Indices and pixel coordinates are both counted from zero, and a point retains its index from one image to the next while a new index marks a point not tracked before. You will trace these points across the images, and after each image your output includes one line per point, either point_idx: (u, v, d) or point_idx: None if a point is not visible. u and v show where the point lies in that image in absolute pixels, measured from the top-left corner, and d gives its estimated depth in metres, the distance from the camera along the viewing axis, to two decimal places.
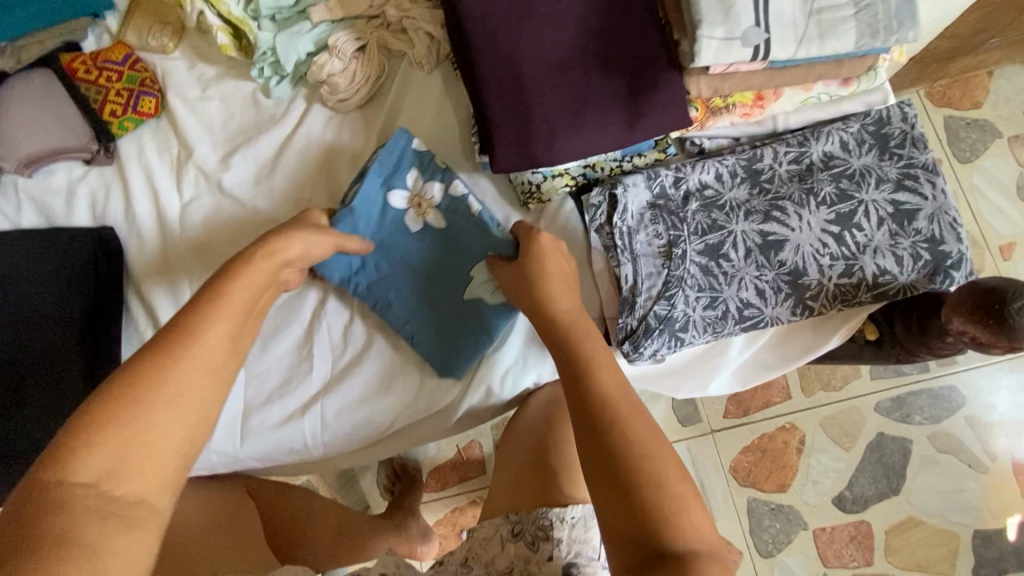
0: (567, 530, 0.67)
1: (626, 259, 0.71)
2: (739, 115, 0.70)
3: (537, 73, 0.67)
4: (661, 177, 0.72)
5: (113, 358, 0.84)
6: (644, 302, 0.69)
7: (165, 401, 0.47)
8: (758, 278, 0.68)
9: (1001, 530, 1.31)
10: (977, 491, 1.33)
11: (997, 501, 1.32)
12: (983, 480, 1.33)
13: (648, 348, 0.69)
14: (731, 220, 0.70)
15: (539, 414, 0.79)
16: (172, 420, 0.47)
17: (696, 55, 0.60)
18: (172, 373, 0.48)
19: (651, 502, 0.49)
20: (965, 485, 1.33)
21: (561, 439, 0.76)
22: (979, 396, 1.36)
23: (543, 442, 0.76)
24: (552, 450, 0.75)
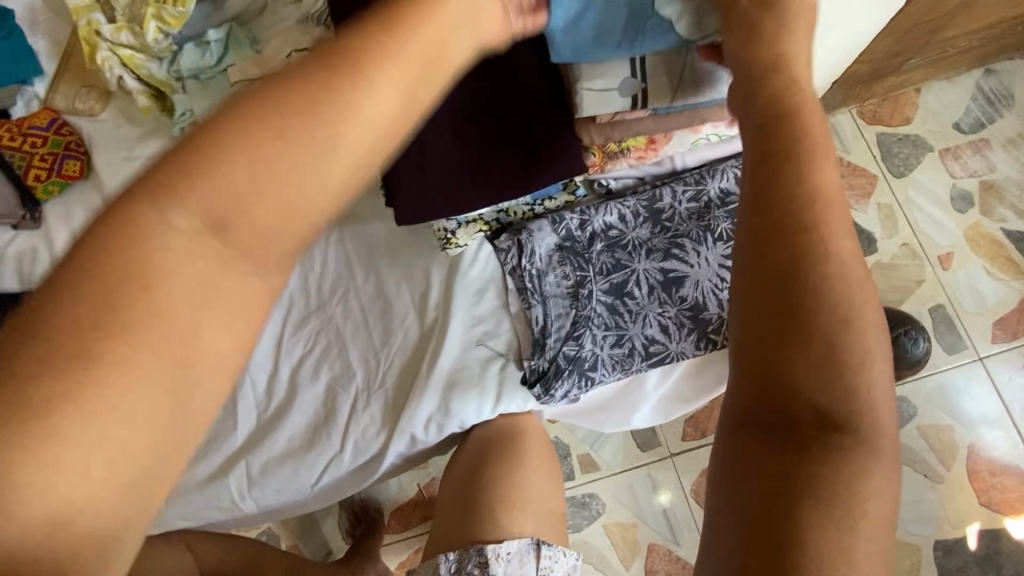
0: (503, 566, 0.71)
1: (536, 301, 0.73)
2: (635, 158, 0.72)
3: (433, 130, 0.70)
4: (566, 221, 0.74)
5: None
6: (554, 343, 0.70)
7: (118, 373, 0.29)
8: (661, 315, 0.69)
9: (962, 540, 1.21)
10: (936, 501, 1.24)
11: (956, 509, 1.23)
12: (940, 490, 1.24)
13: (559, 389, 0.70)
14: (634, 259, 0.72)
15: (475, 451, 0.81)
16: (116, 392, 0.29)
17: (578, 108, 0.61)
18: None
19: (819, 490, 0.38)
20: (923, 496, 1.24)
21: (495, 475, 0.79)
22: (931, 403, 1.28)
23: (479, 480, 0.79)
24: (489, 487, 0.78)
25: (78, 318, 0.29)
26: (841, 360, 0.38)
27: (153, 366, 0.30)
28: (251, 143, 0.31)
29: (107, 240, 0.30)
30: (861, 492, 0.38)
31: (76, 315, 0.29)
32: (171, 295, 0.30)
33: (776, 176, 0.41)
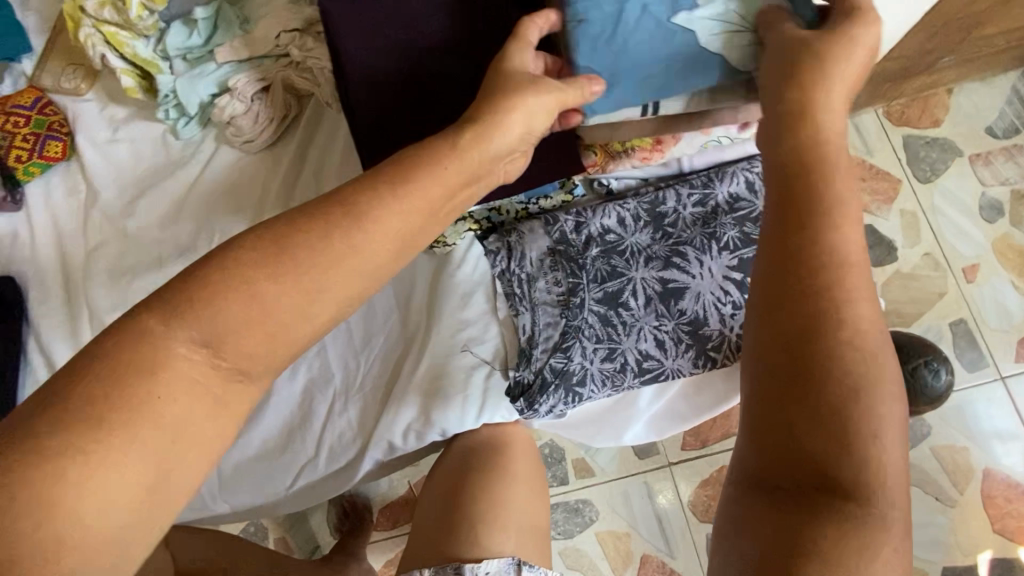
0: None
1: (524, 308, 0.68)
2: (639, 159, 0.67)
3: (423, 119, 0.65)
4: (561, 223, 0.70)
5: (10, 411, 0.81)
6: (540, 354, 0.66)
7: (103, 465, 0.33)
8: (658, 329, 0.64)
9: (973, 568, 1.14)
10: (946, 525, 1.17)
11: (968, 535, 1.16)
12: (951, 514, 1.17)
13: (543, 404, 0.65)
14: (631, 267, 0.66)
15: (458, 461, 0.75)
16: (100, 491, 0.33)
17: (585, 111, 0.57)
18: None
19: (820, 546, 0.40)
20: (930, 519, 1.17)
21: (477, 486, 0.72)
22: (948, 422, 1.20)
23: (458, 490, 0.72)
24: (470, 498, 0.71)
25: (76, 416, 0.33)
26: (851, 432, 0.40)
27: (135, 466, 0.34)
28: (258, 291, 0.38)
29: (113, 346, 0.36)
30: (866, 539, 0.40)
31: (76, 409, 0.34)
32: (163, 412, 0.36)
33: (811, 240, 0.43)
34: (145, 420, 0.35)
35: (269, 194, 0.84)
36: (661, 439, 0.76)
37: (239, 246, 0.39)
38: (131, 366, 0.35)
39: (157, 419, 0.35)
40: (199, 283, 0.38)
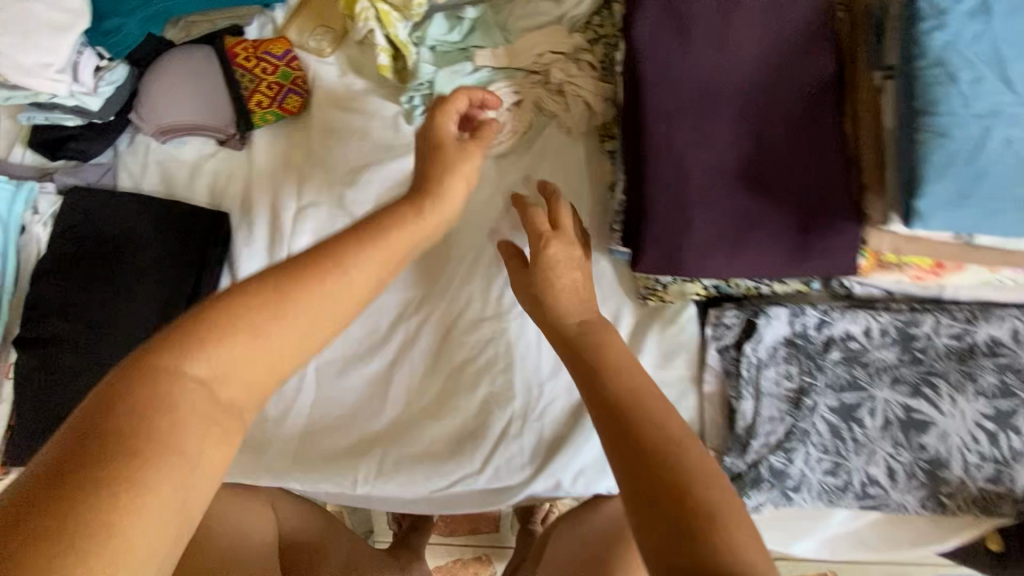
0: None
1: (748, 393, 0.66)
2: (910, 276, 0.65)
3: (707, 182, 0.64)
4: (805, 316, 0.67)
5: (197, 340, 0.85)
6: (759, 447, 0.64)
7: (157, 468, 0.36)
8: (893, 457, 0.62)
9: None
10: None
11: None
12: None
13: (752, 499, 0.63)
14: (873, 384, 0.64)
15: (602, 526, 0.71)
16: (147, 521, 0.35)
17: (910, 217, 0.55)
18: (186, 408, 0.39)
19: None
20: None
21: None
22: None
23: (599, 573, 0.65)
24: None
25: (95, 439, 0.35)
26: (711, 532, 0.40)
27: (168, 480, 0.36)
28: (265, 329, 0.42)
29: (135, 384, 0.38)
30: None
31: (94, 421, 0.36)
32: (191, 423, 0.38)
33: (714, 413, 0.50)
34: (183, 446, 0.37)
35: (489, 201, 0.85)
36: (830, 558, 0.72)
37: (197, 320, 0.42)
38: (149, 396, 0.38)
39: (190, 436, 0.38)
40: (196, 337, 0.41)
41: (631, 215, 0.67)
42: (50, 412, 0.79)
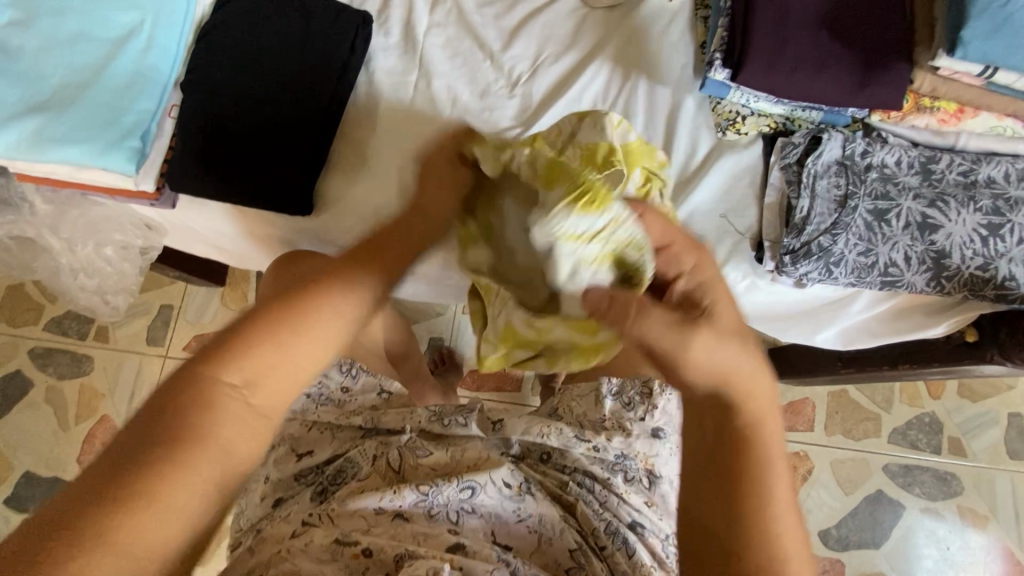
0: (661, 402, 0.81)
1: (806, 195, 0.83)
2: (937, 119, 0.85)
3: (798, 23, 0.82)
4: (855, 144, 0.85)
5: (330, 109, 0.91)
6: (812, 231, 0.82)
7: (122, 538, 0.42)
8: (910, 247, 0.81)
9: None
10: (933, 557, 1.42)
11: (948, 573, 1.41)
12: (940, 551, 1.42)
13: (802, 267, 0.81)
14: (900, 197, 0.83)
15: None
16: (181, 493, 0.45)
17: (956, 48, 0.73)
18: (261, 354, 0.52)
19: None
20: (922, 550, 1.42)
21: None
22: (967, 487, 1.45)
23: None
24: None
25: (139, 461, 0.45)
26: None
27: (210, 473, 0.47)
28: (290, 343, 0.53)
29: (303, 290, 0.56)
30: None
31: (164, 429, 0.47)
32: (182, 501, 0.45)
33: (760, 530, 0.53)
34: (164, 498, 0.45)
35: (603, 44, 0.97)
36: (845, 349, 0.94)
37: (161, 451, 0.46)
38: (252, 345, 0.52)
39: (273, 386, 0.52)
40: (229, 345, 0.51)
41: (737, 45, 0.83)
42: (213, 148, 0.86)
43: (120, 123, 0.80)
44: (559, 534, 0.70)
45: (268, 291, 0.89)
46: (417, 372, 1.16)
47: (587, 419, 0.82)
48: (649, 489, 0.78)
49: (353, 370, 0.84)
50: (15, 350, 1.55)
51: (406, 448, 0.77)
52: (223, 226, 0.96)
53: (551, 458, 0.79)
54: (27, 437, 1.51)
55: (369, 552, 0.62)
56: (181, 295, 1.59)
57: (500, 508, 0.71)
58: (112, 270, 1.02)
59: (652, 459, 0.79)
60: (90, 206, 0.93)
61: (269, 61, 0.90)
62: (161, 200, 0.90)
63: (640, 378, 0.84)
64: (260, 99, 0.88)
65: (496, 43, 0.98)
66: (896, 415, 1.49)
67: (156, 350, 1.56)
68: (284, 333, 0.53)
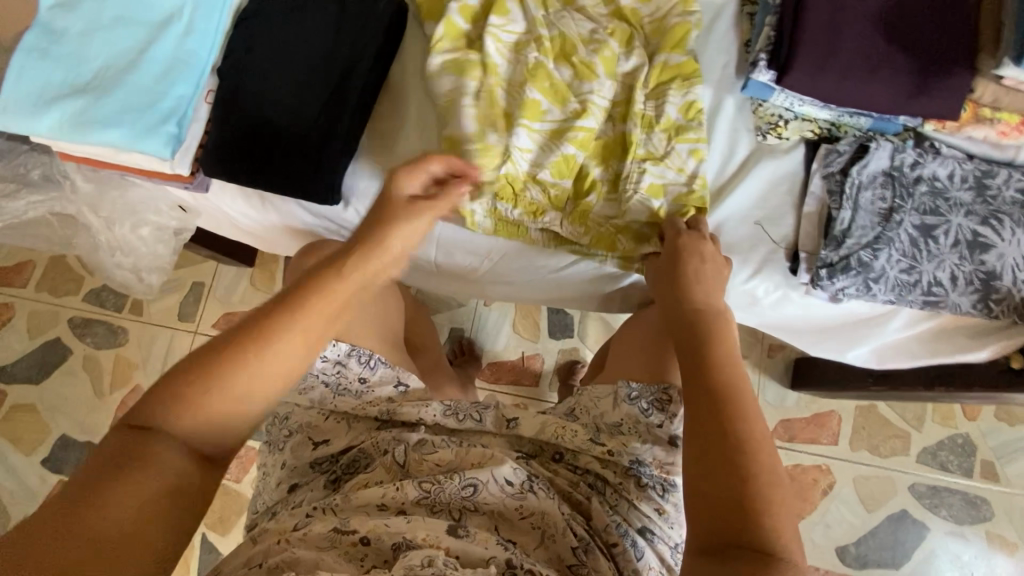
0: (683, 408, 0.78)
1: (847, 206, 0.80)
2: (997, 131, 0.80)
3: (851, 24, 0.78)
4: (905, 154, 0.81)
5: (362, 98, 0.90)
6: (852, 245, 0.78)
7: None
8: (957, 266, 0.77)
9: None
10: None
11: None
12: None
13: (839, 282, 0.78)
14: (950, 213, 0.79)
15: None
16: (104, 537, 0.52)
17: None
18: (219, 404, 0.58)
19: None
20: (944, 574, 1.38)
21: None
22: (997, 513, 1.40)
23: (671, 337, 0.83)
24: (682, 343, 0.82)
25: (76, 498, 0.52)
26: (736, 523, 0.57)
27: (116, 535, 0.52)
28: (209, 420, 0.58)
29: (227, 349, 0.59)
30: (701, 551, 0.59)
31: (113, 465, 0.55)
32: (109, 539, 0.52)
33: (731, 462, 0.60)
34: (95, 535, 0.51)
35: None
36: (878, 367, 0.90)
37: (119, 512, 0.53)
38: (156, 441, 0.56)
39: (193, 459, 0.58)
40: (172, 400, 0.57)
41: (785, 44, 0.79)
42: (247, 133, 0.87)
43: (157, 107, 0.81)
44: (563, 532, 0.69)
45: (295, 279, 0.91)
46: (437, 363, 1.17)
47: (603, 422, 0.80)
48: (662, 497, 0.76)
49: (372, 361, 0.82)
50: (55, 319, 1.62)
51: (415, 445, 0.76)
52: (254, 212, 0.97)
53: (564, 457, 0.79)
54: (64, 402, 1.58)
55: (366, 539, 0.64)
56: (212, 273, 1.63)
57: (503, 504, 0.71)
58: (146, 250, 1.05)
59: (668, 467, 0.77)
60: (128, 186, 0.96)
61: (302, 47, 0.89)
62: (195, 183, 0.92)
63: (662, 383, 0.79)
64: (294, 86, 0.88)
65: (519, 26, 0.90)
66: (926, 434, 1.43)
67: (187, 326, 1.61)
68: (235, 373, 0.58)
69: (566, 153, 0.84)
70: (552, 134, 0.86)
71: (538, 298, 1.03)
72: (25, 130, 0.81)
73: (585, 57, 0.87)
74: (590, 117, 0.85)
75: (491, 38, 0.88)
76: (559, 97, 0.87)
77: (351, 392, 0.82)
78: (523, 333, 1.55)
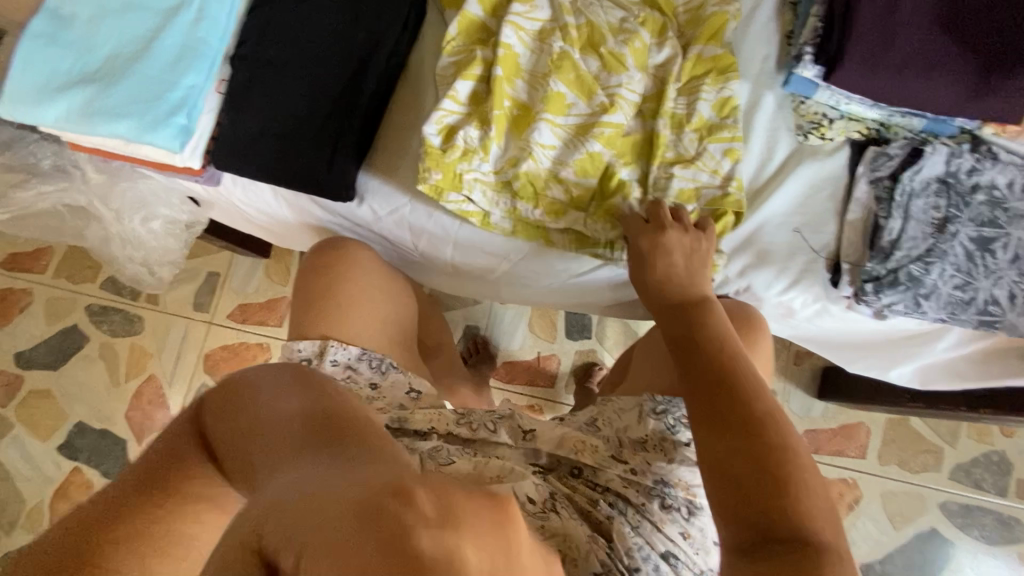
0: None
1: (896, 216, 0.74)
2: None
3: (909, 16, 0.71)
4: (962, 160, 0.74)
5: (376, 90, 0.85)
6: (900, 258, 0.73)
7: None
8: (1016, 283, 0.71)
9: None
10: None
11: None
12: None
13: (885, 297, 0.73)
14: (1010, 224, 0.72)
15: None
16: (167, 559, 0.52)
17: None
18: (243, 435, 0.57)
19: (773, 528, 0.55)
20: None
21: None
22: None
23: None
24: None
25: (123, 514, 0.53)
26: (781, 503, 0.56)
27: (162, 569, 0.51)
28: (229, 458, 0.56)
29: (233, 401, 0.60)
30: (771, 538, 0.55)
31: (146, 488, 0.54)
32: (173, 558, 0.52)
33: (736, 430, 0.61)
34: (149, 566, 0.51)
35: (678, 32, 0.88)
36: (921, 387, 0.85)
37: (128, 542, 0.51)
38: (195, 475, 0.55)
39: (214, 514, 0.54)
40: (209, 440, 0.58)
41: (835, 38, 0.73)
42: (260, 127, 0.84)
43: (167, 98, 0.78)
44: (586, 556, 0.65)
45: (306, 277, 0.87)
46: (451, 365, 1.14)
47: (625, 437, 0.77)
48: (688, 520, 0.72)
49: (383, 365, 0.81)
50: (72, 306, 1.62)
51: (429, 454, 0.71)
52: (266, 207, 0.94)
53: (581, 473, 0.75)
54: (80, 389, 1.58)
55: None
56: (227, 264, 1.62)
57: (523, 526, 0.65)
58: (157, 242, 1.02)
59: (694, 488, 0.73)
60: (139, 178, 0.93)
61: (314, 36, 0.85)
62: (206, 176, 0.89)
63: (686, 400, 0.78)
64: (306, 77, 0.84)
65: (544, 13, 0.84)
66: (960, 450, 1.37)
67: (201, 316, 1.60)
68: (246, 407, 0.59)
69: (592, 151, 0.79)
70: (581, 124, 0.81)
71: (555, 302, 0.99)
72: (33, 120, 0.79)
73: (615, 48, 0.81)
74: (618, 113, 0.80)
75: (511, 27, 0.82)
76: (585, 89, 0.81)
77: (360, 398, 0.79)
78: (540, 333, 1.51)
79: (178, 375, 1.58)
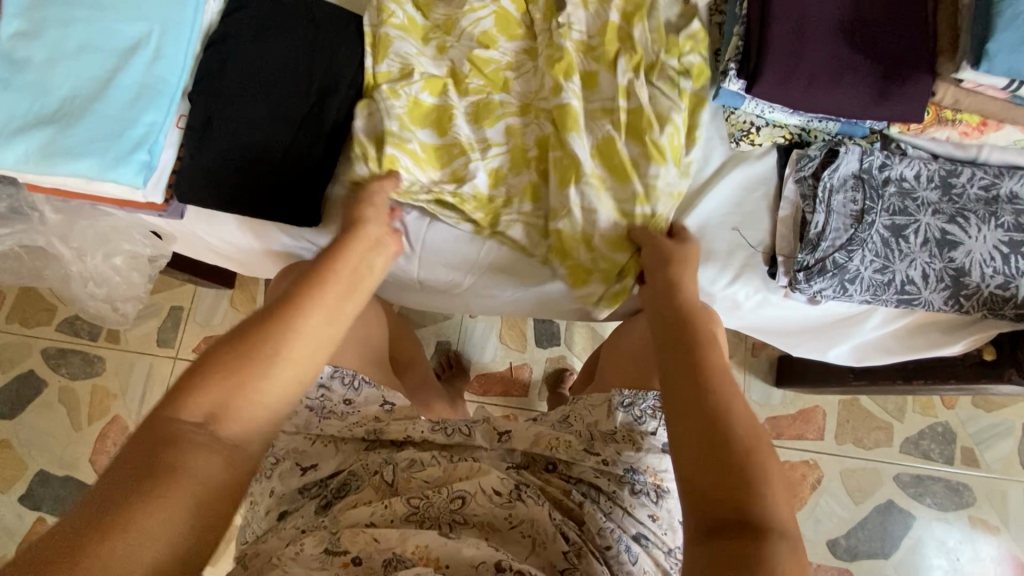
0: None
1: (821, 209, 0.81)
2: (959, 132, 0.83)
3: (815, 34, 0.79)
4: (873, 157, 0.83)
5: (333, 118, 0.88)
6: (826, 247, 0.80)
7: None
8: (928, 264, 0.80)
9: None
10: (943, 568, 1.40)
11: None
12: (951, 561, 1.41)
13: (816, 284, 0.80)
14: (918, 212, 0.81)
15: None
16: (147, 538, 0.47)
17: (986, 58, 0.70)
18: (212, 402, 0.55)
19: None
20: (933, 561, 1.41)
21: None
22: (978, 498, 1.43)
23: (656, 344, 0.85)
24: None
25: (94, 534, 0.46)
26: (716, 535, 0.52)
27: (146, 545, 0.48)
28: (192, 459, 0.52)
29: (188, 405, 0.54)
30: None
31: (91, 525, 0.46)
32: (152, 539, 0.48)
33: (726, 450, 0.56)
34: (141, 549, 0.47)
35: None
36: (856, 366, 0.93)
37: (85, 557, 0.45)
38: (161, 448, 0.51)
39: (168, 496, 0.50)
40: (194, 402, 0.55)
41: (755, 55, 0.80)
42: (220, 160, 0.85)
43: (128, 135, 0.80)
44: (552, 539, 0.68)
45: (275, 304, 0.88)
46: (424, 379, 1.16)
47: (597, 430, 0.80)
48: (656, 503, 0.77)
49: (357, 381, 0.82)
50: (28, 350, 1.57)
51: (403, 465, 0.76)
52: (231, 237, 0.96)
53: (556, 468, 0.79)
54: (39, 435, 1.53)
55: (358, 558, 0.64)
56: (190, 297, 1.60)
57: (492, 516, 0.71)
58: (120, 278, 1.02)
59: (661, 474, 0.79)
60: (100, 216, 0.94)
61: (270, 69, 0.88)
62: (169, 210, 0.89)
63: (655, 392, 0.81)
64: (265, 111, 0.87)
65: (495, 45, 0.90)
66: (908, 425, 1.47)
67: (166, 351, 1.57)
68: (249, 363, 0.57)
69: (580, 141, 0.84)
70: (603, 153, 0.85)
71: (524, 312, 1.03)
72: None
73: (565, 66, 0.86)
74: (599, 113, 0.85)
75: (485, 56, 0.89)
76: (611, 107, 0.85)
77: (335, 415, 0.81)
78: (510, 343, 1.55)
79: (144, 414, 1.54)
